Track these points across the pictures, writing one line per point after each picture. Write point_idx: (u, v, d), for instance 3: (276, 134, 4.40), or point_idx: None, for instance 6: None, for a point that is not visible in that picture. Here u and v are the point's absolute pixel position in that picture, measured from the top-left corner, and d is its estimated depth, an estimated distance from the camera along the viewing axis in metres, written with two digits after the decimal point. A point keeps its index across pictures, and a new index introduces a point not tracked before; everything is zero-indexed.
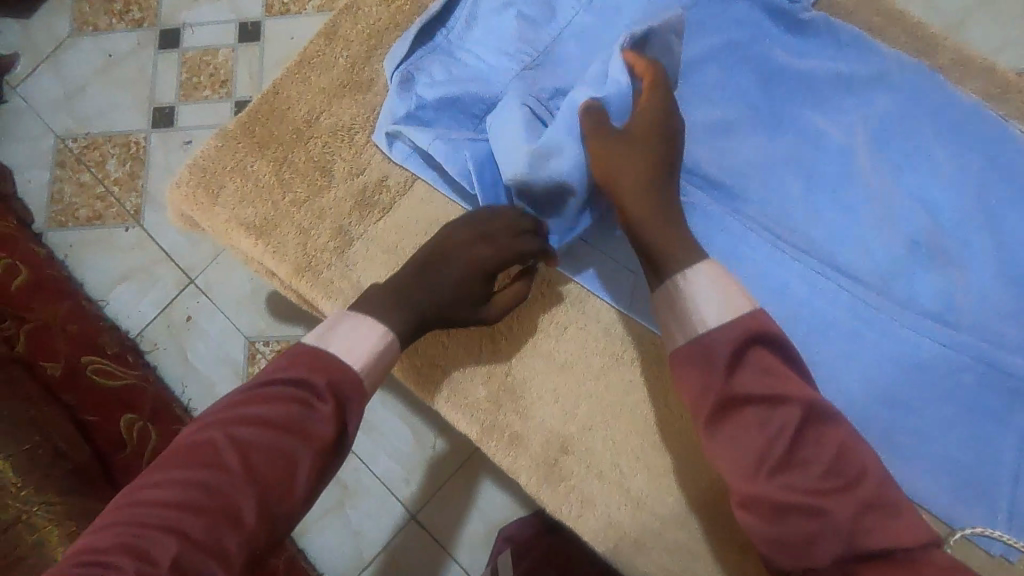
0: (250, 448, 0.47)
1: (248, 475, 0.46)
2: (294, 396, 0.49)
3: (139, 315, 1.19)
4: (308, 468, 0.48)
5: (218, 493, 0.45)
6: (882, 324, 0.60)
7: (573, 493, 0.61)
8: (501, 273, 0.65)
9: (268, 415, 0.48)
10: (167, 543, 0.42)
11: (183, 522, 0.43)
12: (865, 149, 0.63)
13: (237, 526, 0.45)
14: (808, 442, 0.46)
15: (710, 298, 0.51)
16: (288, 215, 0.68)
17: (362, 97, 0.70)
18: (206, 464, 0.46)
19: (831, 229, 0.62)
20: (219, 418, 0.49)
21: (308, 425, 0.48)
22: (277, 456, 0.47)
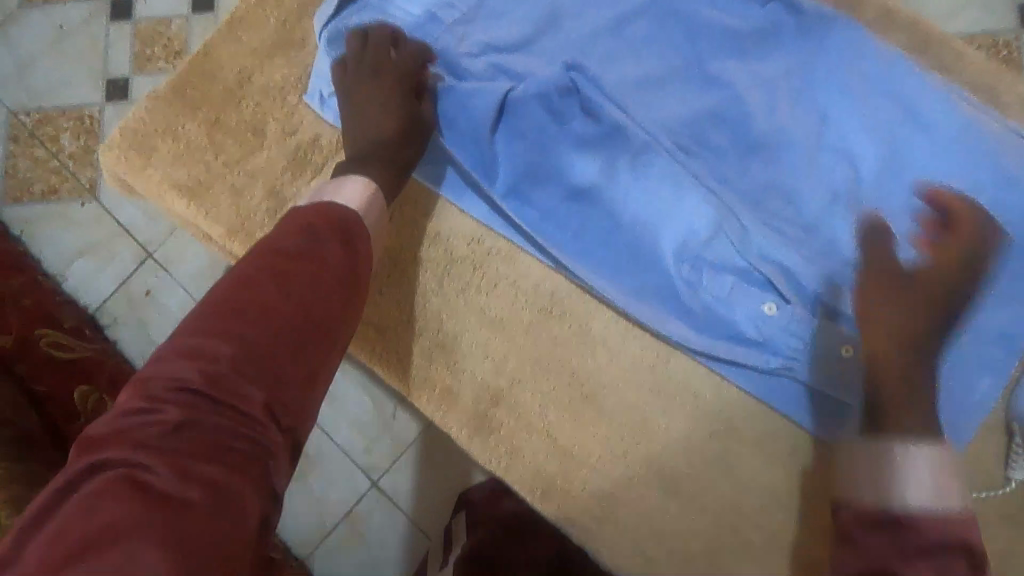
0: (267, 297, 0.44)
1: (269, 327, 0.43)
2: (302, 257, 0.47)
3: (96, 290, 1.18)
4: (337, 252, 0.49)
5: (235, 364, 0.41)
6: (814, 277, 0.60)
7: (503, 444, 0.62)
8: (433, 230, 0.66)
9: (276, 274, 0.46)
10: (217, 362, 0.41)
11: (228, 345, 0.42)
12: (790, 104, 0.63)
13: (258, 382, 0.42)
14: (910, 480, 0.46)
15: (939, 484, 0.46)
16: (221, 176, 0.68)
17: (292, 57, 0.70)
18: (213, 335, 0.42)
19: (754, 181, 0.63)
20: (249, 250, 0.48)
21: (327, 275, 0.47)
22: (286, 281, 0.46)
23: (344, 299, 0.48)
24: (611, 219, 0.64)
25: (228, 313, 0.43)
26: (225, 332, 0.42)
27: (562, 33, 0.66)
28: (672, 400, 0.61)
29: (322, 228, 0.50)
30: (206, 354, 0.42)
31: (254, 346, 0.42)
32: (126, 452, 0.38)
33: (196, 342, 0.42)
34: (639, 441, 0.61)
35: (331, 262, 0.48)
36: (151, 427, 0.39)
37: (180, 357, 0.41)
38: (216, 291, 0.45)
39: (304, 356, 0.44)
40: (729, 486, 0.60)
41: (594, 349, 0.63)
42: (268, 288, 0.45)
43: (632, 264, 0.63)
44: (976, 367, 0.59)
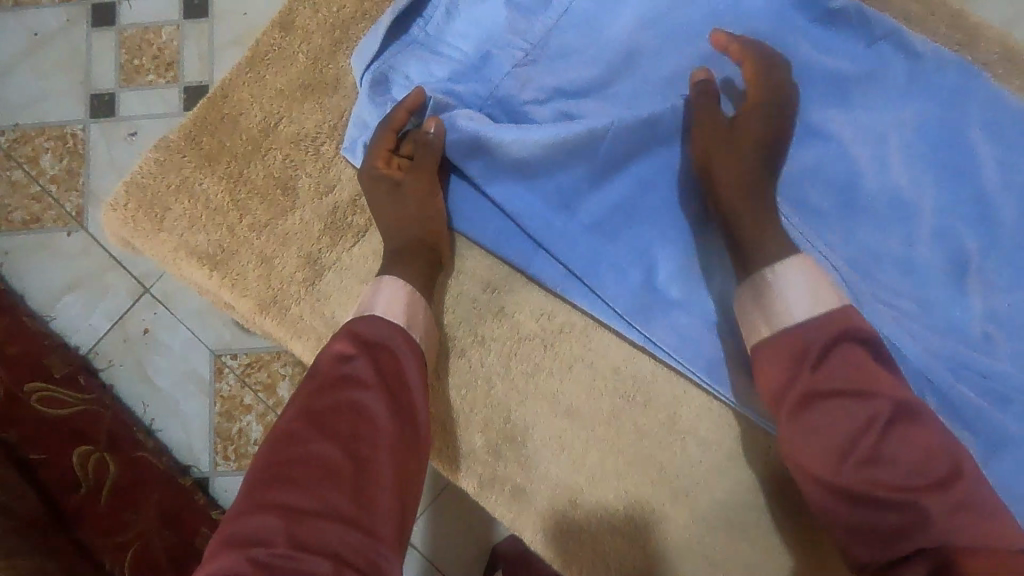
0: (313, 460, 0.43)
1: (324, 489, 0.42)
2: (343, 408, 0.46)
3: (89, 330, 1.07)
4: (376, 392, 0.47)
5: (297, 539, 0.40)
6: (929, 354, 0.54)
7: (584, 549, 0.55)
8: (497, 305, 0.58)
9: (319, 429, 0.45)
10: (274, 544, 0.39)
11: (282, 523, 0.40)
12: (900, 160, 0.56)
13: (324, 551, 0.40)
14: (898, 444, 0.42)
15: (815, 294, 0.47)
16: (248, 242, 0.59)
17: (326, 100, 0.60)
18: (268, 512, 0.41)
19: (862, 246, 0.56)
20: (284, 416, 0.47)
21: (372, 422, 0.46)
22: (331, 439, 0.44)
23: (396, 442, 0.46)
24: (699, 288, 0.56)
25: (279, 485, 0.42)
26: (277, 510, 0.41)
27: (641, 76, 0.58)
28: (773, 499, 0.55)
29: (360, 363, 0.48)
30: (262, 539, 0.40)
31: (312, 514, 0.41)
32: None
33: (249, 530, 0.40)
34: (738, 546, 0.54)
35: (373, 405, 0.46)
36: None
37: (235, 549, 0.39)
38: (258, 468, 0.44)
39: (366, 513, 0.42)
40: None
41: (683, 440, 0.56)
42: (313, 451, 0.44)
43: (725, 338, 0.55)
44: None
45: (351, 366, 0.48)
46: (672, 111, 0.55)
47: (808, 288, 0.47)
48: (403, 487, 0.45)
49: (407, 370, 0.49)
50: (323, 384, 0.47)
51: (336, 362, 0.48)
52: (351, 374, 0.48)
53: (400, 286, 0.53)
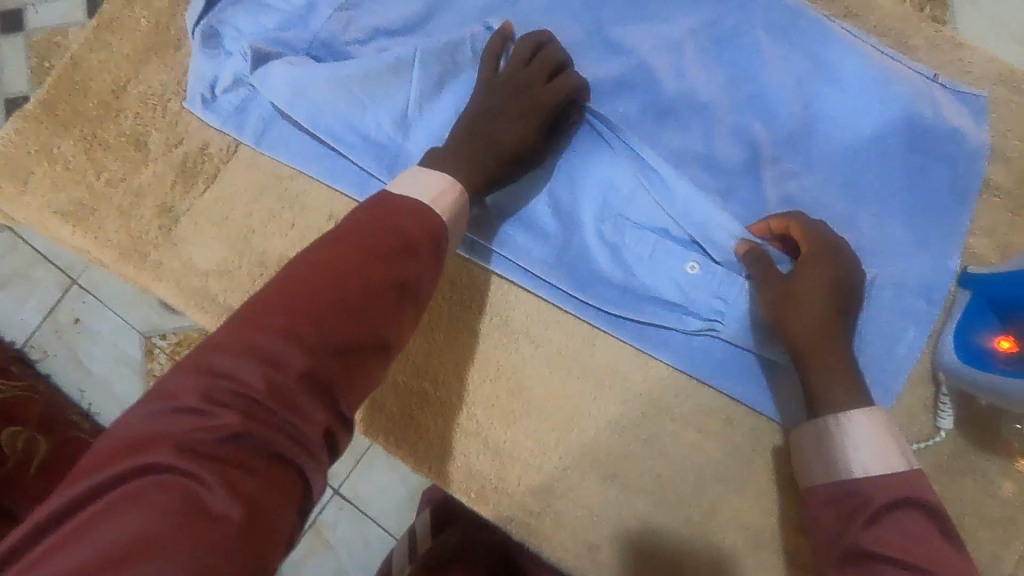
0: (271, 311, 0.39)
1: (270, 341, 0.37)
2: (388, 250, 0.44)
3: (21, 324, 1.11)
4: (426, 268, 0.46)
5: (234, 390, 0.35)
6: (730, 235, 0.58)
7: (433, 448, 0.60)
8: None
9: (318, 282, 0.40)
10: (250, 385, 0.35)
11: (270, 366, 0.36)
12: (693, 65, 0.61)
13: (258, 404, 0.35)
14: (893, 528, 0.45)
15: (876, 449, 0.49)
16: (106, 196, 0.63)
17: (169, 60, 0.65)
18: (240, 350, 0.37)
19: (666, 145, 0.61)
20: (310, 257, 0.43)
21: (389, 284, 0.43)
22: (332, 291, 0.40)
23: (399, 312, 0.43)
24: (520, 198, 0.61)
25: (270, 330, 0.37)
26: (224, 354, 0.36)
27: (455, 12, 0.63)
28: (601, 386, 0.60)
29: (412, 229, 0.46)
30: (236, 373, 0.36)
31: (266, 366, 0.36)
32: (171, 460, 0.32)
33: (225, 360, 0.36)
34: (572, 429, 0.59)
35: (420, 274, 0.45)
36: (202, 435, 0.33)
37: (188, 376, 0.36)
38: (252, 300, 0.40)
39: (349, 369, 0.39)
40: (666, 467, 0.59)
41: (518, 341, 0.61)
42: (316, 295, 0.40)
43: (545, 237, 0.61)
44: (900, 320, 0.58)
45: (415, 227, 0.46)
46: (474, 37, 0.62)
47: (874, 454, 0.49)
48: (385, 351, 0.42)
49: (420, 248, 0.46)
50: (354, 237, 0.44)
51: (380, 219, 0.46)
52: (399, 236, 0.45)
53: (446, 176, 0.52)
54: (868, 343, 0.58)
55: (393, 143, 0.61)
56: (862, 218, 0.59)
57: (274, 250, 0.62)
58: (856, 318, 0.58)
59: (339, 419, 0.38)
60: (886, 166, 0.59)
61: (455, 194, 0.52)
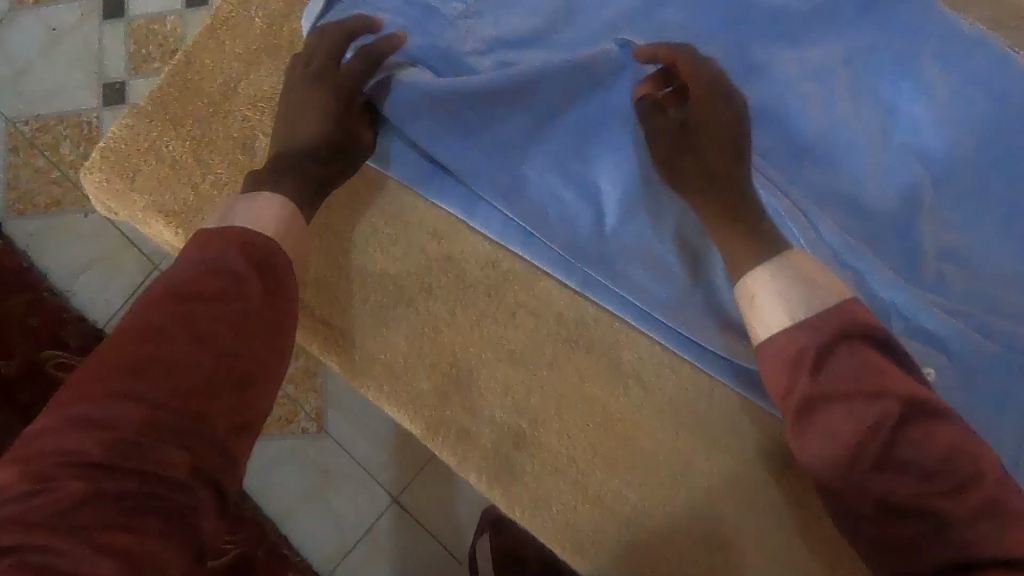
0: (110, 376, 0.41)
1: (112, 408, 0.39)
2: (206, 288, 0.44)
3: (105, 305, 1.12)
4: (255, 294, 0.45)
5: (66, 462, 0.38)
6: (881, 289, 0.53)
7: (527, 491, 0.56)
8: (443, 254, 0.59)
9: (182, 331, 0.43)
10: (122, 431, 0.39)
11: (138, 416, 0.39)
12: (848, 95, 0.55)
13: (87, 472, 0.38)
14: (927, 438, 0.41)
15: (784, 292, 0.46)
16: (210, 200, 0.62)
17: (281, 63, 0.63)
18: (110, 398, 0.40)
19: (811, 184, 0.55)
20: (152, 309, 0.43)
21: (238, 335, 0.44)
22: (165, 350, 0.42)
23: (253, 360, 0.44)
24: (646, 231, 0.56)
25: (106, 397, 0.40)
26: (62, 430, 0.39)
27: (580, 24, 0.59)
28: (715, 442, 0.55)
29: (234, 260, 0.46)
30: (104, 423, 0.39)
31: (104, 431, 0.39)
32: (21, 535, 0.36)
33: (93, 411, 0.39)
34: (681, 487, 0.54)
35: (240, 314, 0.44)
36: (51, 504, 0.37)
37: (73, 430, 0.39)
38: (120, 345, 0.42)
39: (191, 411, 0.41)
40: (782, 538, 0.53)
41: (626, 384, 0.56)
42: (178, 346, 0.42)
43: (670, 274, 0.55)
44: None
45: (211, 259, 0.46)
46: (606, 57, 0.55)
47: (784, 295, 0.46)
48: (242, 377, 0.44)
49: (286, 289, 0.48)
50: (166, 287, 0.45)
51: (184, 266, 0.46)
52: (223, 275, 0.45)
53: (275, 196, 0.51)
54: None
55: (512, 162, 0.57)
56: None
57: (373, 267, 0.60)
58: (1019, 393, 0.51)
59: (204, 455, 0.41)
60: None
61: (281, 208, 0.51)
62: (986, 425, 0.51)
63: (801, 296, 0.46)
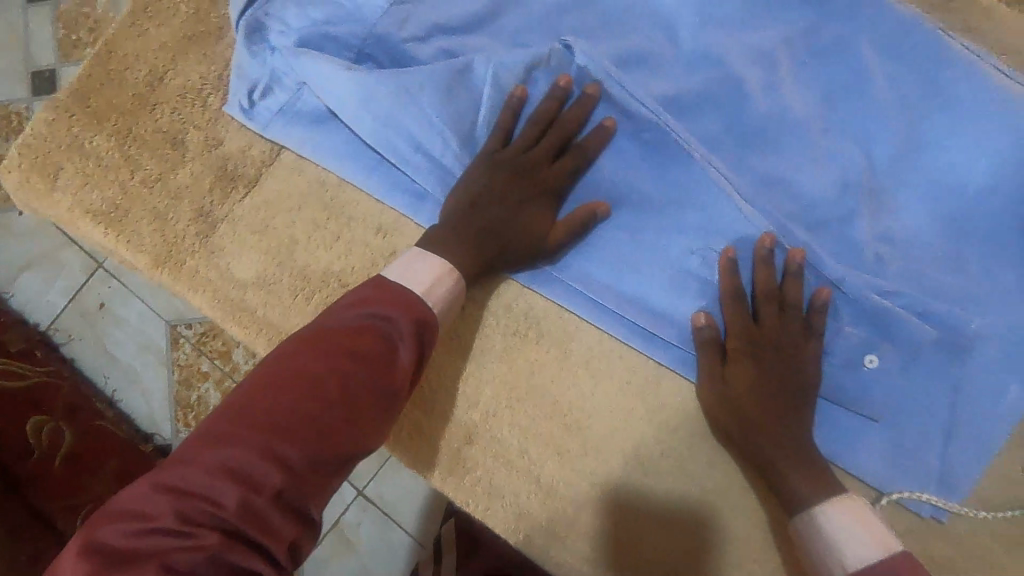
0: (284, 408, 0.40)
1: (285, 445, 0.38)
2: (370, 351, 0.43)
3: (47, 306, 1.08)
4: (431, 318, 0.47)
5: (239, 481, 0.37)
6: (828, 276, 0.53)
7: (480, 485, 0.56)
8: (389, 249, 0.58)
9: (357, 359, 0.43)
10: (278, 453, 0.38)
11: (297, 442, 0.39)
12: (789, 79, 0.55)
13: (237, 499, 0.37)
14: None
15: (856, 538, 0.45)
16: (141, 198, 0.59)
17: (209, 51, 0.60)
18: (264, 420, 0.39)
19: (755, 170, 0.55)
20: (338, 324, 0.45)
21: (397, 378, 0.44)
22: (321, 397, 0.41)
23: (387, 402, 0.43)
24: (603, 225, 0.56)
25: (250, 417, 0.39)
26: (244, 449, 0.38)
27: (524, 8, 0.57)
28: (665, 427, 0.55)
29: (403, 349, 0.45)
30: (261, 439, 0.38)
31: (275, 468, 0.38)
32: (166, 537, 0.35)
33: (274, 422, 0.39)
34: (631, 474, 0.55)
35: (404, 359, 0.45)
36: (197, 514, 0.36)
37: (221, 445, 0.38)
38: (269, 370, 0.42)
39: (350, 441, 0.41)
40: (730, 519, 0.54)
41: (576, 374, 0.56)
42: (358, 377, 0.42)
43: (616, 264, 0.55)
44: (1001, 376, 0.52)
45: (420, 316, 0.47)
46: (551, 54, 0.55)
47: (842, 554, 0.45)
48: (370, 416, 0.43)
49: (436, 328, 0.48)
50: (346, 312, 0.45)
51: (365, 320, 0.45)
52: (393, 352, 0.44)
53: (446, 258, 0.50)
54: (964, 401, 0.52)
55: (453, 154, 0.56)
56: (970, 264, 0.53)
57: (317, 265, 0.58)
58: (954, 369, 0.52)
59: (323, 489, 0.40)
60: (1004, 206, 0.53)
61: (454, 281, 0.50)
62: (925, 402, 0.53)
63: (863, 537, 0.45)
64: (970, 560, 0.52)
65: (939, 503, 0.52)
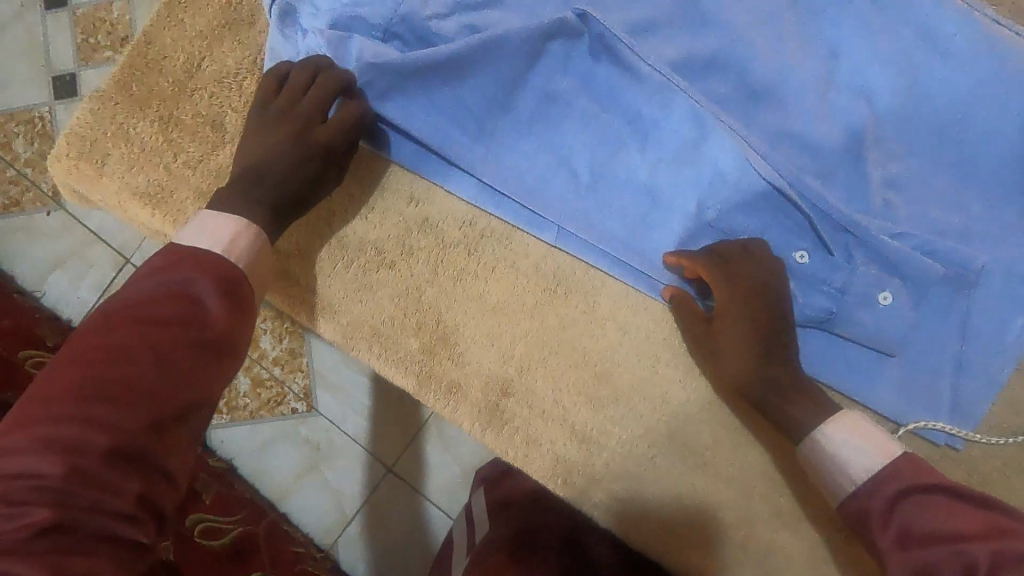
0: (100, 374, 0.41)
1: (103, 407, 0.40)
2: (171, 311, 0.45)
3: (78, 302, 1.11)
4: (238, 277, 0.49)
5: (51, 451, 0.38)
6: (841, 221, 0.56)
7: (518, 434, 0.59)
8: (421, 217, 0.61)
9: (154, 319, 0.44)
10: (100, 412, 0.40)
11: (125, 397, 0.41)
12: (793, 38, 0.58)
13: (57, 467, 0.38)
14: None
15: (856, 446, 0.49)
16: (184, 179, 0.62)
17: (242, 37, 0.63)
18: (108, 378, 0.41)
19: (764, 126, 0.58)
20: (141, 290, 0.46)
21: (210, 332, 0.45)
22: (146, 355, 0.43)
23: (213, 353, 0.45)
24: (625, 184, 0.59)
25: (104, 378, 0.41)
26: (54, 422, 0.39)
27: None
28: (690, 372, 0.59)
29: (210, 300, 0.46)
30: (93, 398, 0.40)
31: (94, 431, 0.39)
32: (40, 501, 0.37)
33: (89, 386, 0.41)
34: (660, 417, 0.59)
35: (214, 313, 0.46)
36: (43, 480, 0.37)
37: (64, 405, 0.40)
38: (94, 337, 0.43)
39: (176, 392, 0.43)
40: (754, 455, 0.58)
41: (604, 327, 0.59)
42: (161, 334, 0.44)
43: (638, 222, 0.59)
44: (1008, 309, 0.55)
45: (221, 275, 0.48)
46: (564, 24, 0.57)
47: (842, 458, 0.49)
48: (196, 369, 0.44)
49: (247, 287, 0.50)
50: (158, 277, 0.46)
51: (171, 281, 0.46)
52: (196, 309, 0.46)
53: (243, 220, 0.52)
54: (971, 333, 0.56)
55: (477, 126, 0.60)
56: (972, 204, 0.56)
57: (353, 234, 0.61)
58: (964, 305, 0.55)
59: (171, 439, 0.42)
60: (1001, 148, 0.56)
61: (253, 236, 0.52)
62: (934, 336, 0.56)
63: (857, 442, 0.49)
64: (982, 483, 0.56)
65: (954, 430, 0.55)
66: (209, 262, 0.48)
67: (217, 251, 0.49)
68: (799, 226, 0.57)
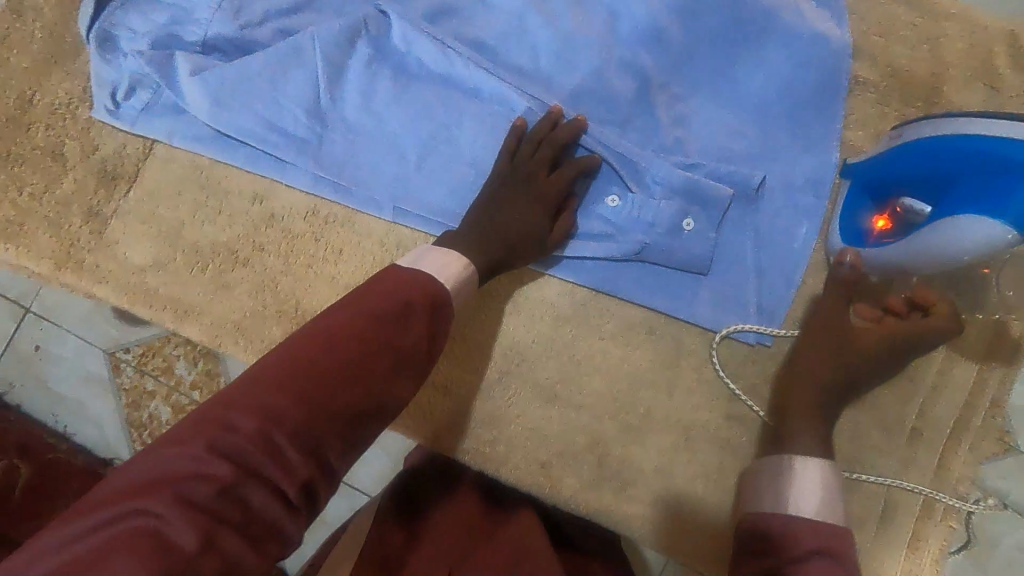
0: (297, 369, 0.43)
1: (321, 397, 0.43)
2: (388, 315, 0.48)
3: None
4: (438, 291, 0.52)
5: (267, 424, 0.41)
6: (636, 163, 0.62)
7: None
8: (266, 213, 0.65)
9: (362, 327, 0.47)
10: (287, 408, 0.42)
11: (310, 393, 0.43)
12: (576, 7, 0.64)
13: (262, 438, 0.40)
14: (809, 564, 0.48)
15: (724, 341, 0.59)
16: (31, 210, 0.65)
17: (69, 68, 0.66)
18: (282, 378, 0.43)
19: (563, 88, 0.64)
20: (371, 299, 0.49)
21: (404, 335, 0.48)
22: (342, 356, 0.45)
23: (404, 358, 0.48)
24: (450, 157, 0.64)
25: (282, 377, 0.43)
26: (280, 400, 0.42)
27: None
28: (532, 317, 0.65)
29: (417, 320, 0.49)
30: (269, 397, 0.42)
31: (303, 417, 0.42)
32: (171, 494, 0.37)
33: (255, 391, 0.42)
34: (510, 362, 0.64)
35: (418, 323, 0.49)
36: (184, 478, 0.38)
37: (253, 400, 0.42)
38: (301, 339, 0.46)
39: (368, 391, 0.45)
40: (598, 381, 0.64)
41: None
42: (348, 341, 0.46)
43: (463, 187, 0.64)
44: (792, 216, 0.63)
45: (432, 298, 0.51)
46: (367, 20, 0.63)
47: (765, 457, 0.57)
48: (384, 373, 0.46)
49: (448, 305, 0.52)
50: (371, 290, 0.49)
51: (407, 292, 0.50)
52: (410, 317, 0.49)
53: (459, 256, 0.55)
54: (764, 242, 0.63)
55: (304, 122, 0.63)
56: (750, 130, 0.64)
57: (206, 239, 0.65)
58: (752, 219, 0.63)
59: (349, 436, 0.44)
60: (766, 79, 0.63)
61: (465, 269, 0.55)
62: (735, 249, 0.63)
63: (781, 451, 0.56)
64: None
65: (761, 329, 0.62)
66: (426, 285, 0.51)
67: (433, 277, 0.52)
68: (604, 174, 0.63)
